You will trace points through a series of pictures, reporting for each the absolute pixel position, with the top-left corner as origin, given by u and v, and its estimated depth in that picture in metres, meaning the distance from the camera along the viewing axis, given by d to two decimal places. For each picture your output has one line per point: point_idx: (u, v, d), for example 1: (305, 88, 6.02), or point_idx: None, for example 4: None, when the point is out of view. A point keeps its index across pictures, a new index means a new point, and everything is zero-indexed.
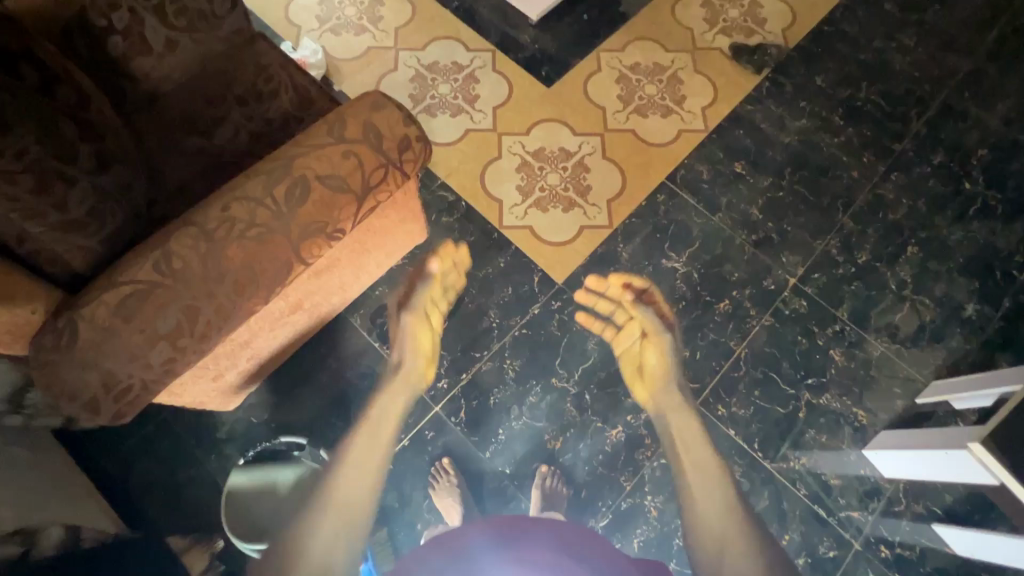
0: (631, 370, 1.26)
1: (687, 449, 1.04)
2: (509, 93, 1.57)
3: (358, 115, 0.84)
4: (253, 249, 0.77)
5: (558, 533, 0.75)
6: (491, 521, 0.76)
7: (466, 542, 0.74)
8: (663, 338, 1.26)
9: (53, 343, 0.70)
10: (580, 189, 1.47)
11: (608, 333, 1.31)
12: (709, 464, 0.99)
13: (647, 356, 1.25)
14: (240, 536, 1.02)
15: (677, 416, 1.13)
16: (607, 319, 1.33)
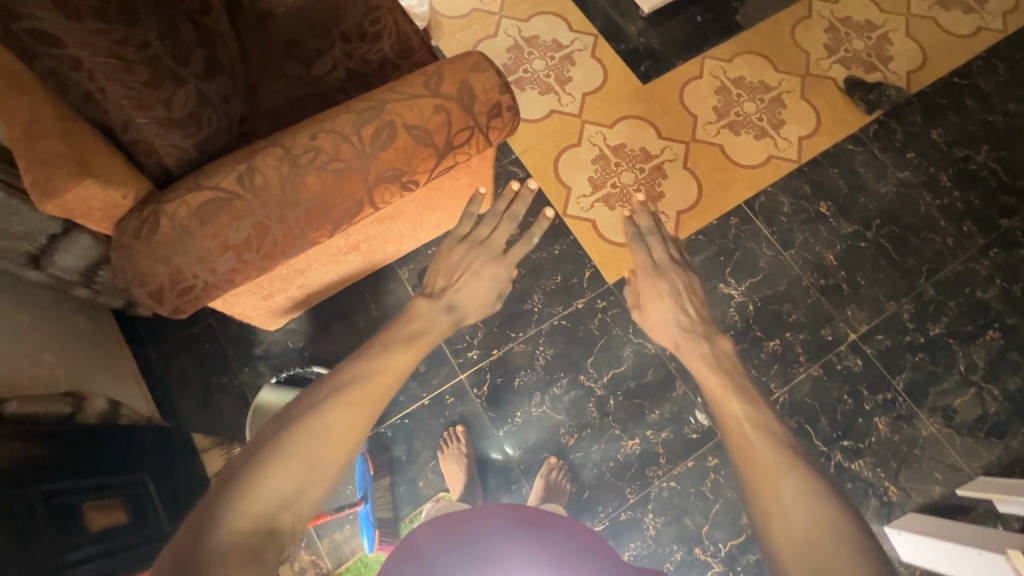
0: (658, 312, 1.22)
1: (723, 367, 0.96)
2: (603, 82, 1.53)
3: (457, 72, 0.83)
4: (330, 183, 0.79)
5: (572, 533, 0.73)
6: (510, 509, 0.75)
7: (485, 525, 0.73)
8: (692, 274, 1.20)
9: (135, 231, 0.74)
10: (652, 194, 1.43)
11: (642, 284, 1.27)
12: (758, 430, 0.77)
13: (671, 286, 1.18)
14: None
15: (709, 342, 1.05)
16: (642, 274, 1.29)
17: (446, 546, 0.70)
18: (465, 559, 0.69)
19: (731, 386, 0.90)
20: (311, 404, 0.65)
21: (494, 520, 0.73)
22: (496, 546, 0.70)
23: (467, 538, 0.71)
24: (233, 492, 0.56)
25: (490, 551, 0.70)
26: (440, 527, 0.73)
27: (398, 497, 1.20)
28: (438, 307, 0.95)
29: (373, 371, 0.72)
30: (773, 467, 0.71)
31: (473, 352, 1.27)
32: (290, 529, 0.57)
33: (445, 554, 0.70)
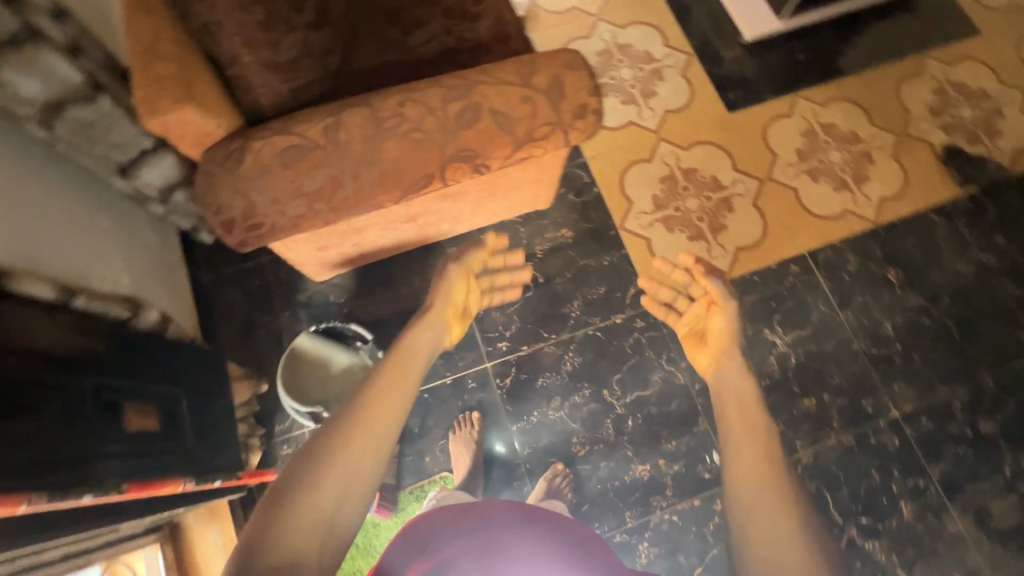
0: (690, 341, 1.19)
1: (740, 403, 0.96)
2: (687, 103, 1.50)
3: (551, 67, 0.84)
4: (408, 151, 0.80)
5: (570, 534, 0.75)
6: (513, 505, 0.76)
7: (490, 516, 0.74)
8: (732, 306, 1.13)
9: (221, 160, 0.78)
10: (714, 224, 1.39)
11: (673, 315, 1.25)
12: (764, 478, 0.79)
13: (711, 322, 1.14)
14: (283, 389, 1.09)
15: (733, 377, 1.02)
16: (671, 305, 1.26)
17: (448, 540, 0.71)
18: (469, 554, 0.70)
19: (761, 428, 0.89)
20: (333, 440, 0.70)
21: (497, 514, 0.74)
22: (500, 541, 0.71)
23: (472, 528, 0.72)
24: (275, 527, 0.60)
25: (493, 547, 0.71)
26: (446, 514, 0.74)
27: (404, 467, 1.22)
28: (417, 327, 0.99)
29: (383, 404, 0.78)
30: (773, 513, 0.74)
31: (503, 343, 1.28)
32: (327, 555, 0.61)
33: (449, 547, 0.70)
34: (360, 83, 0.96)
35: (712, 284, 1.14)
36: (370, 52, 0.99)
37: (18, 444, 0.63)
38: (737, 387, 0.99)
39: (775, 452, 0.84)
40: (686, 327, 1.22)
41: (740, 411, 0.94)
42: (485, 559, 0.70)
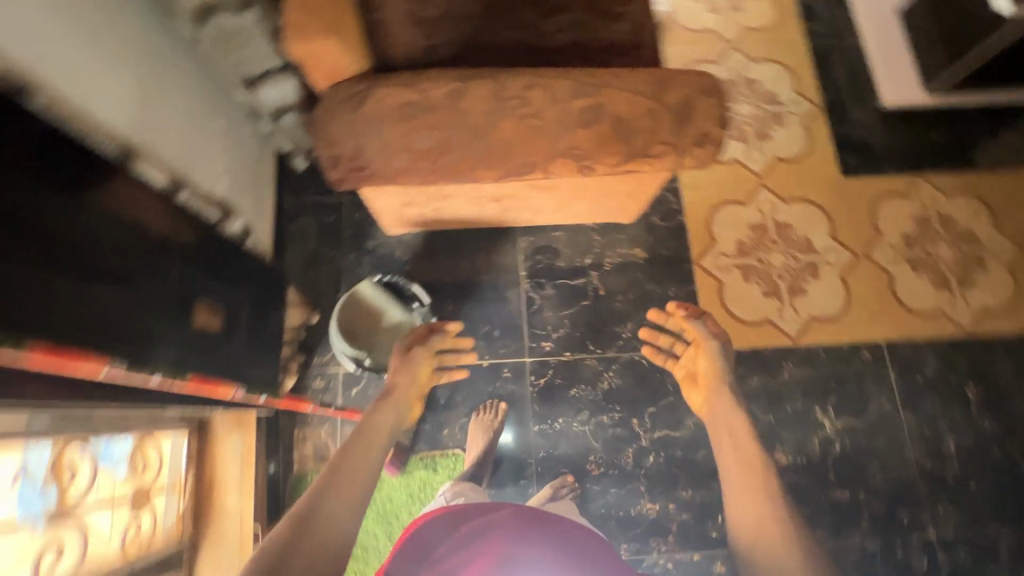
0: (684, 379, 1.15)
1: (733, 438, 0.91)
2: (799, 155, 1.43)
3: (685, 88, 0.81)
4: (522, 135, 0.79)
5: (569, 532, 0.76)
6: (506, 508, 0.78)
7: (498, 522, 0.74)
8: (715, 345, 1.09)
9: (344, 99, 0.79)
10: (794, 286, 1.33)
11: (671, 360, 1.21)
12: (763, 523, 0.75)
13: (696, 362, 1.10)
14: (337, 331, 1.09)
15: (727, 411, 0.97)
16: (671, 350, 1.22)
17: (446, 551, 0.72)
18: (469, 558, 0.69)
19: (758, 463, 0.84)
20: (334, 485, 0.72)
21: (489, 518, 0.76)
22: (497, 542, 0.71)
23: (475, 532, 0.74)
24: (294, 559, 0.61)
25: (490, 546, 0.71)
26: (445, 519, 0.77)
27: (422, 434, 1.22)
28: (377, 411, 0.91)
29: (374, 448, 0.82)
30: (775, 564, 0.69)
31: (547, 343, 1.27)
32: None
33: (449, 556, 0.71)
34: (488, 54, 0.96)
35: (695, 325, 1.12)
36: (506, 26, 0.98)
37: (106, 307, 0.66)
38: (730, 420, 0.94)
39: (774, 488, 0.80)
40: (681, 369, 1.17)
41: (736, 442, 0.90)
42: (483, 556, 0.69)
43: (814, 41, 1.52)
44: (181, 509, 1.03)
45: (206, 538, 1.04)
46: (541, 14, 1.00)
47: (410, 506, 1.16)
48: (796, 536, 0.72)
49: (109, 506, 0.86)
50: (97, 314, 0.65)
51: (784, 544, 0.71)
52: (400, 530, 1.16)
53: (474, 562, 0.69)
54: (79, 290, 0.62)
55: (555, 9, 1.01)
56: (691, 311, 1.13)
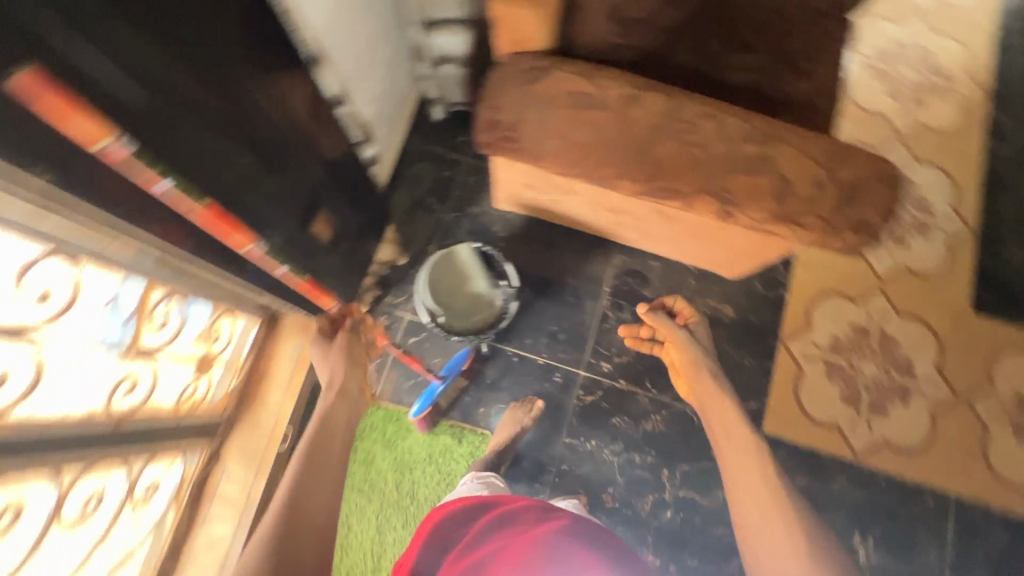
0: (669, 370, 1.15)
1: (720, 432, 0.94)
2: (932, 273, 1.32)
3: (862, 169, 0.77)
4: (680, 160, 0.77)
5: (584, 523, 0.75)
6: (521, 502, 0.76)
7: (509, 515, 0.74)
8: (682, 334, 1.08)
9: (522, 70, 0.80)
10: (877, 403, 1.24)
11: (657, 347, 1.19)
12: (767, 511, 0.79)
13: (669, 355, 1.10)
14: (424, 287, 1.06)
15: (713, 400, 0.99)
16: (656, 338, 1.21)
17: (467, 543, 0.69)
18: (493, 549, 0.67)
19: (750, 445, 0.89)
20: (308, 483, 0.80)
21: (504, 511, 0.74)
22: (521, 539, 0.69)
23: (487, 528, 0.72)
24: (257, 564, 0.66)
25: (513, 540, 0.69)
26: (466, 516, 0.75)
27: (460, 404, 1.22)
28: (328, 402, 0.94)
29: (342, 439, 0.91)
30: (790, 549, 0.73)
31: (606, 364, 1.25)
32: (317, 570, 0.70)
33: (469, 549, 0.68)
34: (666, 69, 0.94)
35: (655, 320, 1.10)
36: (693, 48, 0.95)
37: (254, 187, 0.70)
38: (715, 408, 0.98)
39: (779, 485, 0.82)
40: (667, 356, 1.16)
41: (723, 435, 0.93)
42: (508, 550, 0.67)
43: (992, 162, 1.40)
44: (230, 387, 1.09)
45: (241, 420, 1.11)
46: (731, 46, 0.97)
47: (431, 465, 1.18)
48: (792, 503, 0.79)
49: (175, 362, 0.92)
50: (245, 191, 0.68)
51: (777, 508, 0.79)
52: (410, 485, 1.17)
53: (500, 553, 0.67)
54: (238, 161, 0.65)
55: (746, 45, 0.97)
56: (648, 308, 1.12)
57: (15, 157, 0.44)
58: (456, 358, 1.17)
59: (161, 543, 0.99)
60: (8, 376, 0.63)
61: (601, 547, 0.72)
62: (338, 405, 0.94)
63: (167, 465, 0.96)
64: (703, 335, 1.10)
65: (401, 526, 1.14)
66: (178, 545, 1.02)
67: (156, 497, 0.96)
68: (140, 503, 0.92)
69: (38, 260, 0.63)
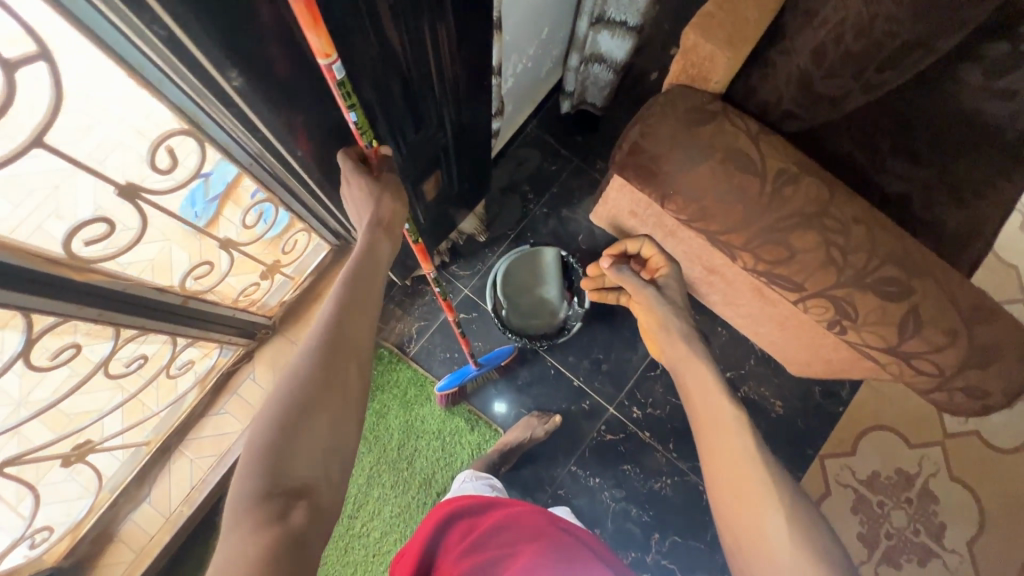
0: None
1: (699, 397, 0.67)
2: (1005, 449, 1.23)
3: (1003, 336, 0.70)
4: (814, 257, 0.72)
5: (587, 543, 0.73)
6: (521, 508, 0.74)
7: (510, 516, 0.72)
8: (649, 291, 0.84)
9: (689, 106, 0.75)
10: (893, 554, 1.18)
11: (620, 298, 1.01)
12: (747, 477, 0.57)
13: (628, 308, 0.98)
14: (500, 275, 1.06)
15: (688, 363, 0.73)
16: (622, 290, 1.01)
17: (472, 543, 0.67)
18: (501, 555, 0.65)
19: (728, 418, 0.63)
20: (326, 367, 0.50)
21: (508, 514, 0.72)
22: (527, 546, 0.67)
23: (496, 528, 0.70)
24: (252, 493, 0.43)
25: (519, 547, 0.67)
26: (473, 506, 0.75)
27: (485, 393, 1.22)
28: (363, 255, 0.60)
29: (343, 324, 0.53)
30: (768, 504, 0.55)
31: (637, 411, 1.22)
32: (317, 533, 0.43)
33: (476, 551, 0.66)
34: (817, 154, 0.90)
35: (618, 276, 0.87)
36: (857, 140, 0.90)
37: (388, 125, 0.69)
38: (692, 373, 0.71)
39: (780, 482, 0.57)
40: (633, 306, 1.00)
41: (700, 406, 0.66)
42: (516, 555, 0.65)
43: None
44: (285, 298, 1.10)
45: (282, 332, 1.13)
46: (902, 151, 0.90)
47: (438, 440, 1.18)
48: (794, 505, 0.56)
49: (250, 260, 0.93)
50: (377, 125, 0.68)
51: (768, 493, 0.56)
52: (410, 450, 1.17)
53: (508, 559, 0.65)
54: (384, 96, 0.64)
55: (919, 155, 0.90)
56: (608, 260, 0.88)
57: (212, 49, 0.44)
58: (498, 352, 1.15)
59: (174, 418, 1.03)
60: (113, 230, 0.64)
61: (605, 566, 0.69)
62: (383, 240, 0.63)
63: (205, 350, 0.98)
64: (676, 283, 0.89)
65: (389, 485, 1.15)
66: (188, 424, 1.06)
67: (186, 375, 0.99)
68: (172, 376, 0.95)
69: (175, 134, 0.61)
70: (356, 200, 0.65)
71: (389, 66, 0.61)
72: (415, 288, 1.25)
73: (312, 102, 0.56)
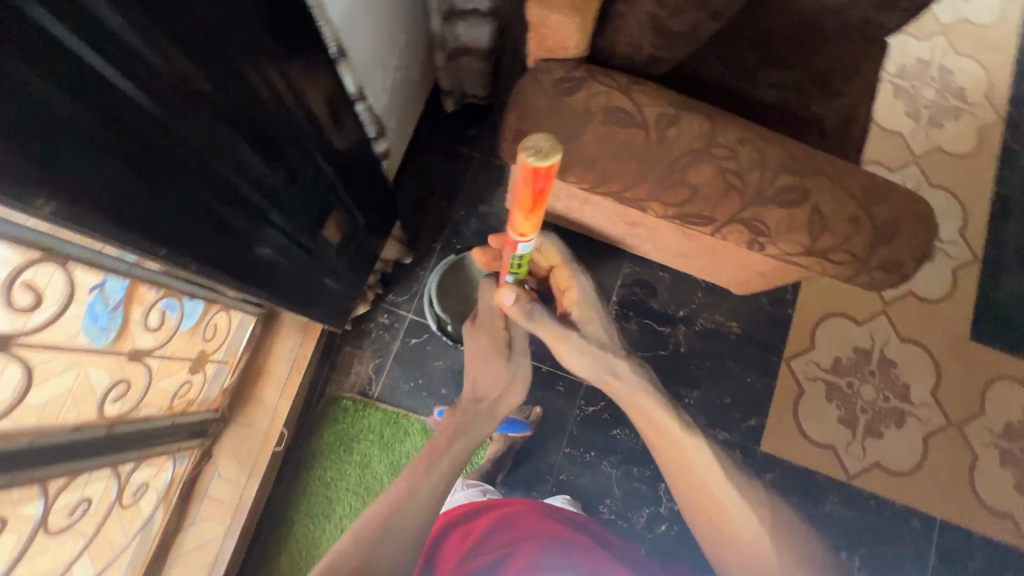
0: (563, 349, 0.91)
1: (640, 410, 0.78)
2: (938, 299, 1.33)
3: (897, 208, 0.75)
4: (714, 187, 0.74)
5: (584, 528, 0.77)
6: (513, 507, 0.77)
7: (506, 516, 0.75)
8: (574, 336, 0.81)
9: (556, 78, 0.75)
10: (873, 426, 1.26)
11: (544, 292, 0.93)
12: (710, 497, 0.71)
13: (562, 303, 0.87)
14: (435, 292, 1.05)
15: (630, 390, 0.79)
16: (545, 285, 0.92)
17: (467, 551, 0.69)
18: (499, 556, 0.68)
19: (684, 445, 0.73)
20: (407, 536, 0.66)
21: (504, 516, 0.75)
22: (523, 543, 0.70)
23: (494, 531, 0.72)
24: None
25: (518, 546, 0.70)
26: (467, 514, 0.77)
27: None
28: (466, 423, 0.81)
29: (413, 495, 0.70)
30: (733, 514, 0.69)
31: None
32: None
33: (472, 557, 0.68)
34: (696, 85, 0.91)
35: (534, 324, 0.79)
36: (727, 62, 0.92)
37: (251, 180, 0.64)
38: (636, 398, 0.78)
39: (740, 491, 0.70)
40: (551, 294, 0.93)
41: (658, 438, 0.76)
42: (515, 555, 0.68)
43: (1004, 191, 1.41)
44: (225, 385, 1.04)
45: (236, 418, 1.07)
46: (769, 61, 0.93)
47: None
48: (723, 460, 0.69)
49: (169, 361, 0.87)
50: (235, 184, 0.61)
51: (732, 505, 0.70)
52: None
53: (507, 560, 0.67)
54: (231, 156, 0.59)
55: (784, 60, 0.94)
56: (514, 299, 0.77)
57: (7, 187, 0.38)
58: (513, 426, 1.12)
59: (150, 541, 0.96)
60: None
61: (603, 548, 0.74)
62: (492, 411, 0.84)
63: (158, 466, 0.92)
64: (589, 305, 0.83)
65: None
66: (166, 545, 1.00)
67: (145, 498, 0.93)
68: (130, 505, 0.89)
69: (21, 269, 0.57)
70: (484, 366, 0.86)
71: (222, 121, 0.55)
72: (358, 329, 1.21)
73: (160, 193, 0.52)
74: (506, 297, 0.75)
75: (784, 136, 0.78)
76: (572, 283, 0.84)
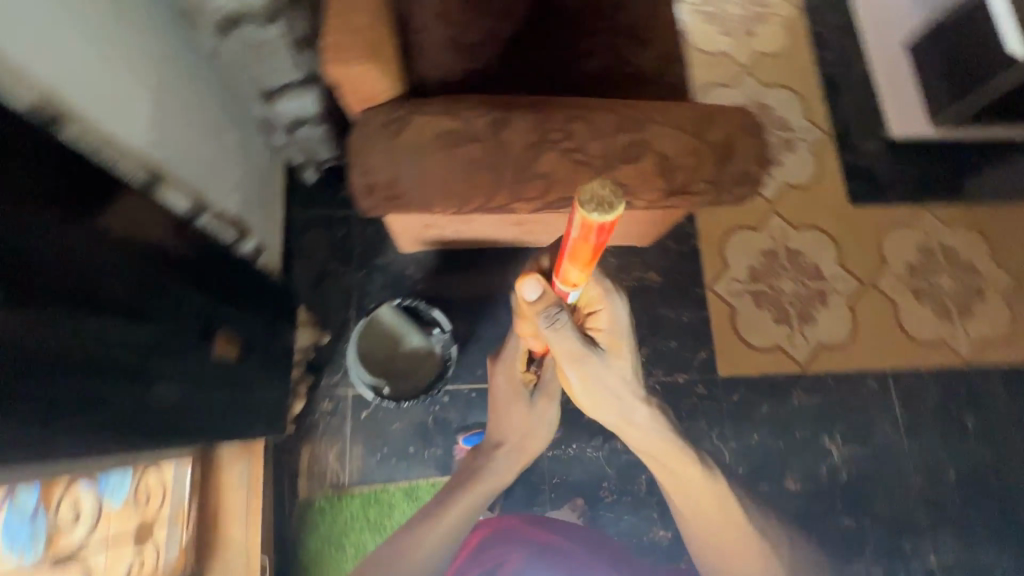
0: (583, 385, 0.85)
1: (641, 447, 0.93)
2: (810, 183, 1.45)
3: (726, 127, 0.81)
4: (565, 168, 0.77)
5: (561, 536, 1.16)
6: (510, 527, 1.16)
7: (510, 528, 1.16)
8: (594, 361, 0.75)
9: (382, 123, 0.76)
10: (804, 314, 1.34)
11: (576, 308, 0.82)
12: (710, 513, 0.99)
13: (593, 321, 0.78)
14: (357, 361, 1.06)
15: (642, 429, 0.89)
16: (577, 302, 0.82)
17: (480, 544, 1.15)
18: (498, 557, 1.15)
19: (699, 483, 0.96)
20: (433, 529, 1.03)
21: (504, 530, 1.16)
22: (514, 556, 1.15)
23: (496, 535, 1.16)
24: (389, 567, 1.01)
25: (509, 555, 1.15)
26: (484, 526, 1.16)
27: (434, 459, 1.17)
28: (490, 471, 1.04)
29: (433, 531, 1.03)
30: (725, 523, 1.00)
31: None
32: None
33: (480, 552, 1.15)
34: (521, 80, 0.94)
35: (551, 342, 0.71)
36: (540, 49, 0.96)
37: (107, 346, 0.59)
38: (641, 434, 0.90)
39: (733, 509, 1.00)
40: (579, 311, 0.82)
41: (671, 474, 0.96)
42: (504, 562, 1.15)
43: (827, 68, 1.55)
44: (184, 540, 0.95)
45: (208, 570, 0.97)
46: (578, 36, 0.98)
47: None
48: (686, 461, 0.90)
49: (102, 549, 0.78)
50: (81, 352, 0.55)
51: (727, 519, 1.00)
52: None
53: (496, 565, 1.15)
54: (61, 329, 0.52)
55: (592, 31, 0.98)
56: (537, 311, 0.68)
57: None
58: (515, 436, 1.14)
59: None
60: None
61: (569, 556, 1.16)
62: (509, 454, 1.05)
63: None
64: (613, 327, 0.77)
65: None
66: None
67: None
68: None
69: None
70: (512, 414, 1.03)
71: (25, 303, 0.48)
72: (304, 426, 1.17)
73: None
74: (529, 295, 0.66)
75: (609, 99, 0.83)
76: (603, 304, 0.76)
